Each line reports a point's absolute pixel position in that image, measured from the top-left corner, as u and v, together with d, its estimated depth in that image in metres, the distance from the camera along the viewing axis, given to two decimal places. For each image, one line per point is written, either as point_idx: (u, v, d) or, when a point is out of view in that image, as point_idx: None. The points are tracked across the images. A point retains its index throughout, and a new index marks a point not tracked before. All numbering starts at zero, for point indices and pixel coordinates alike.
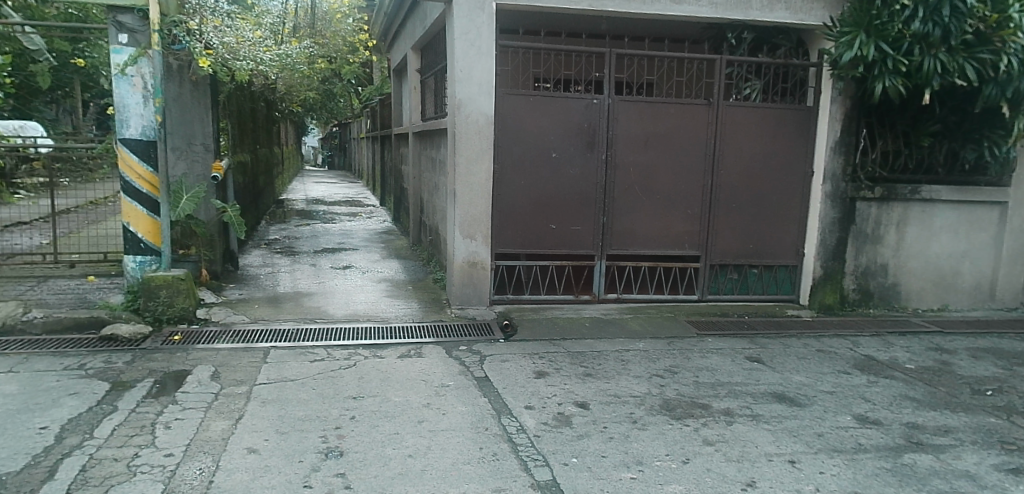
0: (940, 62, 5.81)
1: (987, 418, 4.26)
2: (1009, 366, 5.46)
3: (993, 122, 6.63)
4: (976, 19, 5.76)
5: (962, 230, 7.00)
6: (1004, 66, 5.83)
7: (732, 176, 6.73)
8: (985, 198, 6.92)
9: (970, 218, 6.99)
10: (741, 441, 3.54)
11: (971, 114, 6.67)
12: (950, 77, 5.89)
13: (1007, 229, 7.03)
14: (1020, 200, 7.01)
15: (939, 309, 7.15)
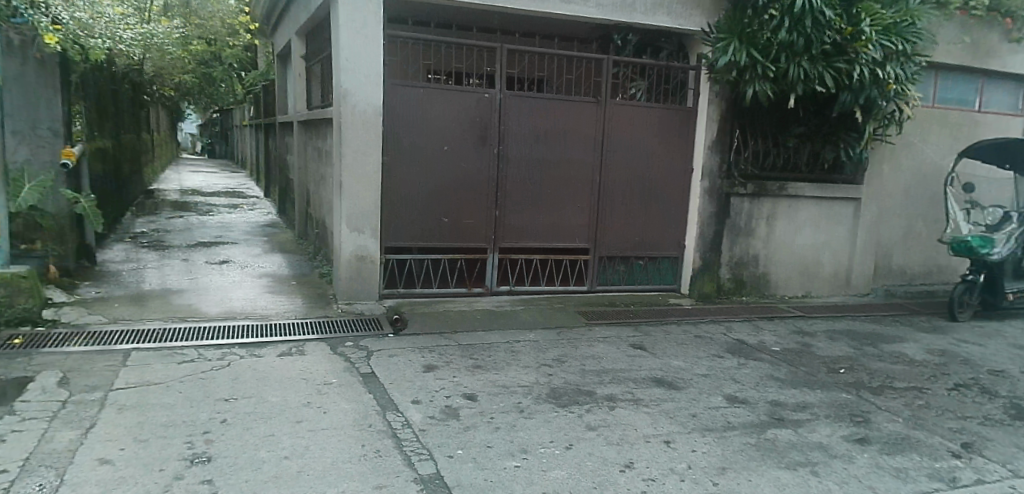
0: (803, 70, 6.29)
1: (840, 394, 4.68)
2: (859, 346, 6.02)
3: (849, 125, 7.22)
4: (833, 31, 6.24)
5: (823, 223, 7.64)
6: (858, 75, 6.32)
7: (619, 171, 6.98)
8: (842, 194, 7.59)
9: (829, 212, 7.65)
10: (621, 425, 3.69)
11: (831, 118, 7.25)
12: (811, 83, 6.40)
13: (859, 222, 7.76)
14: (870, 196, 7.76)
15: (803, 296, 7.76)
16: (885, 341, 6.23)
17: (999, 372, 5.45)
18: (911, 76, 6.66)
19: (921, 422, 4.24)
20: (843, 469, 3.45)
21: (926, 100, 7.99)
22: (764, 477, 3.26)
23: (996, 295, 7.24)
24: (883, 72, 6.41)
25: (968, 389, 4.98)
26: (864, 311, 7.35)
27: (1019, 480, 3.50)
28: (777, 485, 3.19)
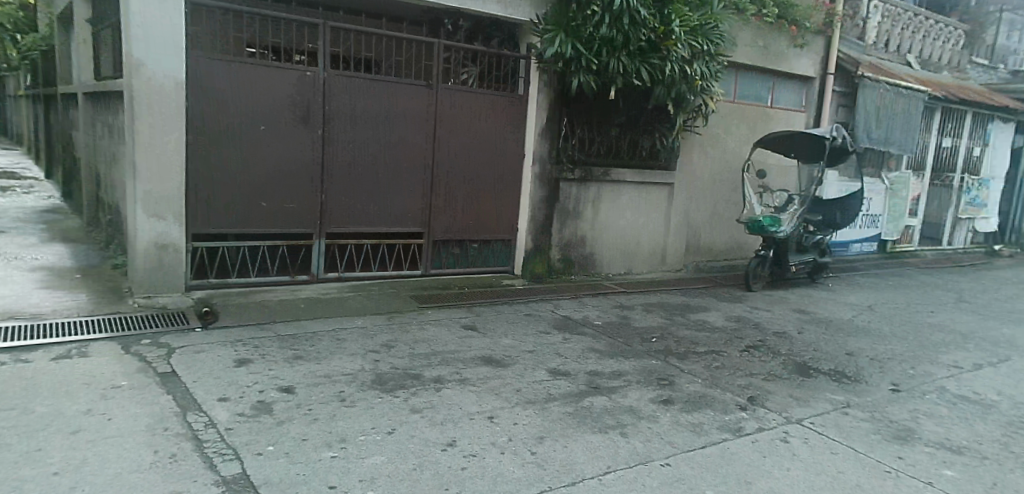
0: (622, 64, 6.69)
1: (651, 361, 5.07)
2: (670, 316, 6.57)
3: (662, 117, 8.00)
4: (648, 30, 6.67)
5: (642, 206, 8.22)
6: (669, 72, 6.84)
7: (450, 155, 6.95)
8: (659, 180, 8.25)
9: (647, 196, 8.24)
10: (446, 405, 3.71)
11: (646, 110, 7.87)
12: (629, 76, 6.82)
13: (673, 205, 8.47)
14: (682, 182, 8.49)
15: (626, 273, 8.30)
16: (691, 311, 6.85)
17: (782, 333, 6.22)
18: (714, 73, 7.29)
19: (717, 381, 4.72)
20: (649, 428, 3.75)
21: (728, 95, 8.81)
22: (579, 442, 3.44)
23: (782, 267, 8.26)
24: (691, 70, 7.00)
25: (757, 350, 5.62)
26: (677, 285, 8.02)
27: (791, 424, 4.02)
28: (589, 448, 3.39)
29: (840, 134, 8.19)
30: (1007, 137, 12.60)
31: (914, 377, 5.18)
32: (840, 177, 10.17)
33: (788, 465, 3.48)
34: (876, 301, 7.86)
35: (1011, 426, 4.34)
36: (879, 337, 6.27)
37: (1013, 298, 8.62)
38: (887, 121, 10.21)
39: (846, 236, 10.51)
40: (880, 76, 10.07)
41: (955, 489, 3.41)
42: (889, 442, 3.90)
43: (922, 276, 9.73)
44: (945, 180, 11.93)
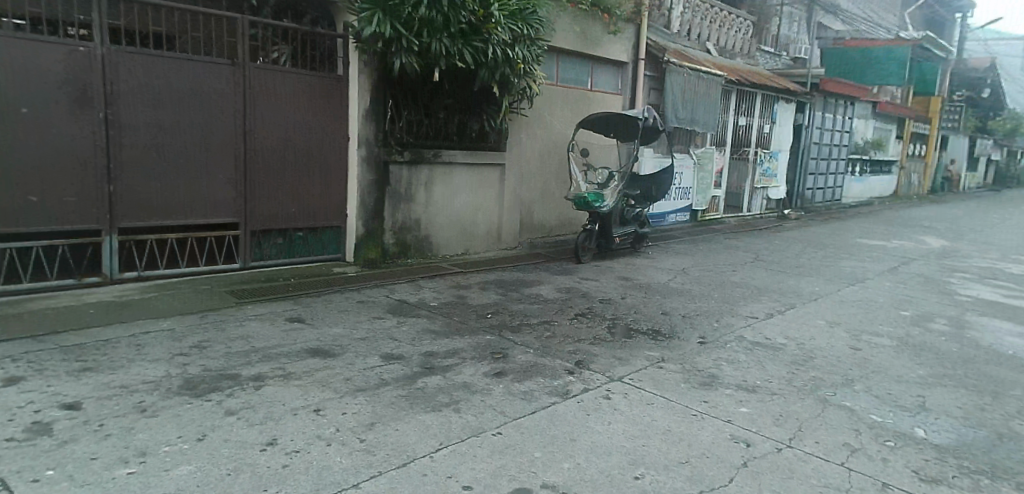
0: (444, 46, 6.58)
1: (486, 337, 5.13)
2: (504, 293, 6.70)
3: (488, 98, 8.04)
4: (468, 12, 6.61)
5: (475, 186, 8.26)
6: (491, 54, 6.88)
7: (264, 139, 6.50)
8: (490, 160, 8.33)
9: (480, 177, 8.30)
10: (266, 403, 3.49)
11: (473, 92, 7.87)
12: (452, 59, 6.75)
13: (505, 185, 8.60)
14: (513, 161, 8.65)
15: (463, 254, 8.31)
16: (523, 285, 7.04)
17: (607, 300, 6.59)
18: (536, 57, 7.49)
19: (547, 349, 4.89)
20: (481, 401, 3.80)
21: (551, 79, 9.08)
22: (410, 423, 3.41)
23: (607, 238, 8.71)
24: (513, 53, 7.12)
25: (585, 317, 5.90)
26: (511, 262, 8.18)
27: (613, 382, 4.28)
28: (421, 428, 3.37)
29: (651, 115, 8.67)
30: (789, 116, 14.41)
31: (719, 329, 5.74)
32: (655, 154, 10.95)
33: (610, 420, 3.70)
34: (688, 264, 8.60)
35: (795, 363, 4.96)
36: (690, 297, 6.87)
37: (797, 254, 9.84)
38: (692, 101, 11.13)
39: (663, 207, 11.35)
40: (684, 61, 10.95)
41: (750, 423, 3.83)
42: (696, 389, 4.29)
43: (725, 240, 10.79)
44: (742, 154, 13.30)
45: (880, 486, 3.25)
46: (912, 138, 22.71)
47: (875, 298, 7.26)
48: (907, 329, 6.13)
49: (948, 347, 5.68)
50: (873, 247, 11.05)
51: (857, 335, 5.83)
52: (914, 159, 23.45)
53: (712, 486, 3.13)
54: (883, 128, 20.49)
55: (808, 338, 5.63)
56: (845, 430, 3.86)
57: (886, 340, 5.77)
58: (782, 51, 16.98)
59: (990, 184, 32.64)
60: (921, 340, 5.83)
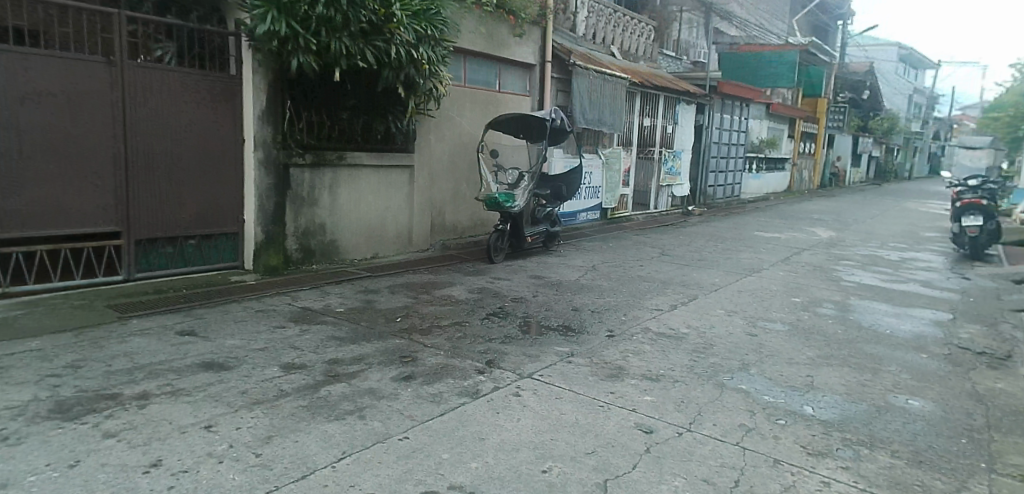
0: (344, 45, 6.39)
1: (394, 341, 5.02)
2: (414, 295, 6.59)
3: (394, 99, 7.89)
4: (368, 11, 6.45)
5: (382, 189, 8.09)
6: (394, 54, 6.74)
7: (148, 142, 6.10)
8: (397, 162, 8.17)
9: (387, 179, 8.14)
10: (150, 423, 3.27)
11: (377, 93, 7.71)
12: (353, 58, 6.56)
13: (414, 187, 8.48)
14: (422, 163, 8.54)
15: (372, 257, 8.12)
16: (433, 288, 6.96)
17: (518, 298, 6.60)
18: (441, 58, 7.41)
19: (458, 350, 4.84)
20: (387, 406, 3.71)
21: (457, 80, 9.02)
22: (311, 434, 3.28)
23: (518, 238, 8.76)
24: (417, 53, 7.01)
25: (496, 316, 5.89)
26: (422, 264, 8.06)
27: (523, 379, 4.28)
28: (323, 438, 3.25)
29: (558, 116, 8.81)
30: (690, 117, 15.00)
31: (626, 322, 5.88)
32: (565, 154, 11.08)
33: (518, 416, 3.70)
34: (597, 261, 8.76)
35: (696, 351, 5.15)
36: (599, 292, 7.00)
37: (699, 248, 10.25)
38: (598, 103, 11.35)
39: (573, 207, 11.50)
40: (590, 64, 11.13)
41: (653, 410, 3.94)
42: (603, 381, 4.37)
43: (633, 237, 11.08)
44: (647, 153, 13.71)
45: (772, 462, 3.43)
46: (802, 137, 24.20)
47: (770, 287, 7.66)
48: (798, 314, 6.50)
49: (834, 329, 6.07)
50: (768, 239, 11.68)
51: (753, 322, 6.13)
52: (804, 156, 24.99)
53: (616, 473, 3.19)
54: (776, 127, 21.72)
55: (708, 327, 5.87)
56: (741, 412, 4.04)
57: (780, 325, 6.11)
58: (682, 55, 17.65)
59: (871, 178, 35.30)
60: (811, 324, 6.21)
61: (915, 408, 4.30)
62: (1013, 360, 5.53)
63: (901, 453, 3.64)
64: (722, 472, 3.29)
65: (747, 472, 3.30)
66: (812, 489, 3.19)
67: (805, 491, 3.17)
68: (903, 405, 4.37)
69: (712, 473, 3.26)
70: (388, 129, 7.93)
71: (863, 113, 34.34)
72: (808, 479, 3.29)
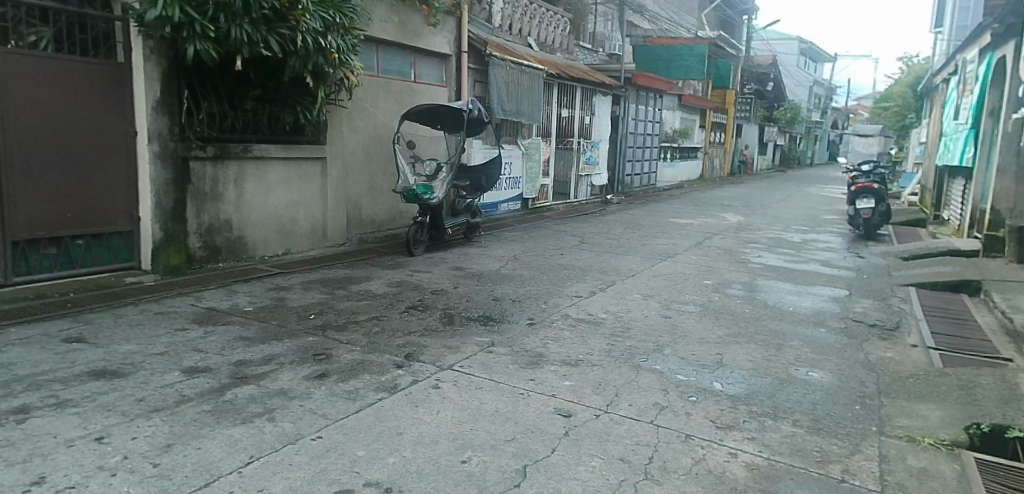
0: (246, 32, 6.09)
1: (307, 338, 4.85)
2: (328, 291, 6.39)
3: (302, 89, 7.61)
4: None
5: (293, 182, 7.81)
6: (301, 42, 6.50)
7: (24, 135, 5.62)
8: (308, 154, 7.90)
9: (298, 172, 7.86)
10: (32, 438, 3.04)
11: (284, 83, 7.41)
12: (256, 46, 6.27)
13: (327, 180, 8.23)
14: (335, 155, 8.30)
15: (284, 254, 7.84)
16: (350, 283, 6.76)
17: (439, 290, 6.50)
18: (350, 47, 7.21)
19: (375, 345, 4.72)
20: (299, 407, 3.58)
21: (371, 70, 8.77)
22: (215, 439, 3.13)
23: (438, 230, 8.66)
24: (325, 42, 6.78)
25: (415, 309, 5.79)
26: (338, 259, 7.83)
27: (443, 371, 4.23)
28: (228, 444, 3.11)
29: (475, 107, 8.75)
30: (606, 107, 15.23)
31: (547, 309, 5.89)
32: (484, 145, 11.00)
33: (437, 408, 3.65)
34: (518, 250, 8.76)
35: (613, 335, 5.25)
36: (520, 281, 7.00)
37: (616, 235, 10.45)
38: (515, 93, 11.33)
39: (493, 197, 11.47)
40: (506, 55, 11.10)
41: (572, 395, 3.98)
42: (523, 368, 4.37)
43: (553, 226, 11.16)
44: (566, 143, 13.82)
45: (683, 437, 3.54)
46: (712, 127, 25.10)
47: (683, 271, 7.91)
48: (709, 296, 6.74)
49: (742, 309, 6.34)
50: (681, 225, 12.05)
51: (667, 305, 6.31)
52: (715, 145, 25.94)
53: (534, 458, 3.20)
54: (689, 118, 22.42)
55: (625, 311, 5.99)
56: (655, 391, 4.14)
57: (692, 307, 6.31)
58: (598, 47, 17.89)
59: (776, 166, 37.08)
60: (721, 305, 6.46)
61: (815, 379, 4.55)
62: (901, 330, 5.94)
63: (802, 422, 3.83)
64: (637, 450, 3.36)
65: (660, 449, 3.39)
66: (721, 461, 3.31)
67: (714, 463, 3.29)
68: (804, 377, 4.61)
69: (627, 451, 3.33)
70: (296, 120, 7.65)
71: (767, 103, 36.00)
72: (716, 451, 3.41)
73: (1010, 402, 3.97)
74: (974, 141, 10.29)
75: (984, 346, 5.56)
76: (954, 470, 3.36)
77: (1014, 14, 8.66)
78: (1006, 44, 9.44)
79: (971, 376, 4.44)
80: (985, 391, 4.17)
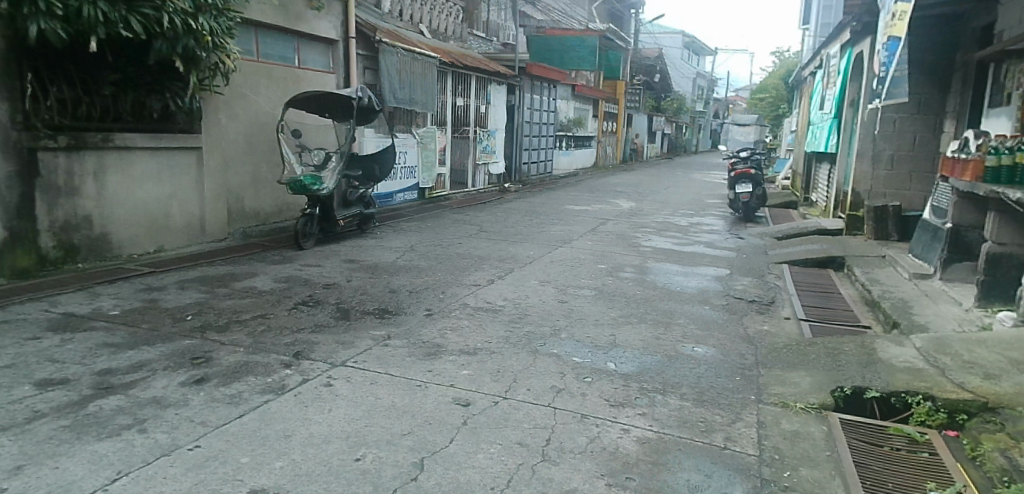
0: (101, 11, 5.54)
1: (183, 341, 4.53)
2: (208, 290, 6.00)
3: (171, 74, 7.08)
4: None
5: (163, 174, 7.26)
6: (166, 23, 6.02)
7: None
8: (180, 144, 7.37)
9: (169, 164, 7.32)
10: None
11: (149, 66, 6.87)
12: (114, 27, 5.73)
13: (204, 171, 7.72)
14: (211, 145, 7.80)
15: (156, 251, 7.28)
16: (233, 280, 6.38)
17: (330, 284, 6.26)
18: (225, 30, 6.79)
19: (260, 345, 4.47)
20: (175, 415, 3.33)
21: (250, 54, 8.29)
22: (75, 457, 2.86)
23: (330, 222, 8.34)
24: (196, 23, 6.35)
25: (305, 305, 5.54)
26: (220, 256, 7.37)
27: (335, 368, 4.07)
28: (90, 461, 2.85)
29: (365, 94, 8.48)
30: (501, 96, 15.25)
31: (444, 299, 5.81)
32: (377, 134, 10.69)
33: (329, 406, 3.51)
34: (413, 240, 8.60)
35: (511, 322, 5.25)
36: (417, 271, 6.86)
37: (513, 223, 10.49)
38: (408, 81, 11.10)
39: (387, 187, 11.20)
40: (397, 42, 10.84)
41: (470, 383, 3.94)
42: (420, 360, 4.28)
43: (451, 215, 11.06)
44: (462, 132, 13.70)
45: (580, 417, 3.59)
46: (605, 116, 25.77)
47: (579, 256, 8.06)
48: (604, 280, 6.90)
49: (634, 291, 6.54)
50: (576, 211, 12.29)
51: (563, 290, 6.41)
52: (608, 134, 26.66)
53: (432, 450, 3.13)
54: (582, 107, 22.88)
55: (522, 297, 6.02)
56: (552, 375, 4.19)
57: (588, 291, 6.44)
58: (492, 37, 17.85)
59: (665, 153, 38.69)
60: (615, 287, 6.63)
61: (702, 354, 4.76)
62: (777, 305, 6.34)
63: (689, 395, 4.00)
64: (534, 434, 3.37)
65: (557, 431, 3.42)
66: (615, 437, 3.39)
67: (608, 440, 3.36)
68: (692, 352, 4.81)
69: (525, 435, 3.34)
70: (165, 107, 7.12)
71: (655, 93, 37.46)
72: (610, 428, 3.49)
73: (869, 364, 4.32)
74: (837, 130, 11.16)
75: (848, 316, 6.03)
76: (823, 431, 3.61)
77: (869, 13, 9.42)
78: (863, 41, 10.24)
79: (836, 343, 4.80)
80: (849, 356, 4.52)
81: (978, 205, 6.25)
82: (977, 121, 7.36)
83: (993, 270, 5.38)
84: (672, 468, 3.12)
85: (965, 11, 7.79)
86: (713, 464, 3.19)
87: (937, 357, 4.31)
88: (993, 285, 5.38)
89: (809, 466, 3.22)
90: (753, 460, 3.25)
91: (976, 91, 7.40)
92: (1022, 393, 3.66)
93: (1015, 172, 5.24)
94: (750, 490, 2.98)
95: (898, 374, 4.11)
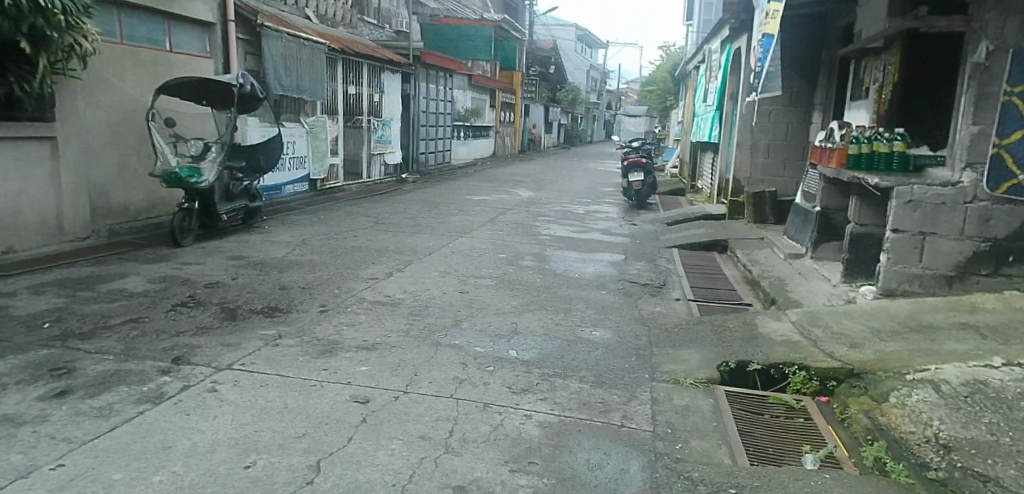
0: None
1: (42, 351, 4.13)
2: (72, 294, 5.51)
3: None
4: None
5: (11, 166, 6.59)
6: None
7: None
8: (31, 134, 6.71)
9: (18, 155, 6.65)
10: None
11: None
12: None
13: (61, 164, 7.07)
14: (69, 135, 7.15)
15: (5, 252, 6.59)
16: (102, 282, 5.90)
17: (213, 283, 5.92)
18: (81, 9, 6.25)
19: (134, 352, 4.16)
20: (32, 433, 3.03)
21: (112, 37, 7.66)
22: None
23: (212, 217, 7.85)
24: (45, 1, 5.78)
25: (186, 306, 5.21)
26: (81, 257, 6.76)
27: (220, 372, 3.85)
28: None
29: (246, 81, 8.04)
30: (395, 85, 14.96)
31: (340, 295, 5.63)
32: (262, 123, 10.16)
33: (215, 413, 3.32)
34: (306, 234, 8.29)
35: (411, 315, 5.17)
36: (310, 266, 6.61)
37: (412, 214, 10.34)
38: (295, 68, 10.64)
39: (275, 179, 10.71)
40: (281, 26, 10.37)
41: (369, 380, 3.85)
42: (315, 359, 4.13)
43: (345, 208, 10.73)
44: (355, 122, 13.32)
45: (482, 407, 3.59)
46: (502, 106, 25.87)
47: (479, 246, 8.06)
48: (504, 269, 6.94)
49: (534, 279, 6.61)
50: (475, 201, 12.28)
51: (464, 280, 6.38)
52: (505, 124, 26.79)
53: (329, 450, 3.03)
54: (479, 97, 22.86)
55: (422, 289, 5.94)
56: (454, 366, 4.16)
57: (488, 280, 6.45)
58: (385, 24, 17.53)
59: (561, 143, 39.41)
60: (514, 276, 6.68)
61: (599, 338, 4.88)
62: (668, 288, 6.62)
63: (588, 378, 4.09)
64: (437, 426, 3.34)
65: (459, 422, 3.40)
66: (517, 424, 3.41)
67: (510, 427, 3.38)
68: (589, 336, 4.93)
69: (428, 429, 3.30)
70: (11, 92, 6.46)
71: (550, 84, 38.06)
72: (512, 415, 3.52)
73: (751, 339, 4.59)
74: (720, 122, 11.81)
75: (732, 295, 6.39)
76: (710, 404, 3.81)
77: (745, 11, 9.96)
78: (741, 37, 10.81)
79: (721, 320, 5.08)
80: (732, 333, 4.78)
81: (842, 189, 6.77)
82: (840, 112, 7.96)
83: (856, 248, 5.86)
84: (573, 450, 3.18)
85: (829, 11, 8.39)
86: (612, 442, 3.28)
87: (809, 330, 4.65)
88: (857, 262, 5.87)
89: (698, 437, 3.38)
90: (648, 436, 3.37)
91: (839, 85, 8.00)
92: (882, 358, 3.98)
93: (872, 159, 5.70)
94: (646, 465, 3.09)
95: (776, 347, 4.39)
